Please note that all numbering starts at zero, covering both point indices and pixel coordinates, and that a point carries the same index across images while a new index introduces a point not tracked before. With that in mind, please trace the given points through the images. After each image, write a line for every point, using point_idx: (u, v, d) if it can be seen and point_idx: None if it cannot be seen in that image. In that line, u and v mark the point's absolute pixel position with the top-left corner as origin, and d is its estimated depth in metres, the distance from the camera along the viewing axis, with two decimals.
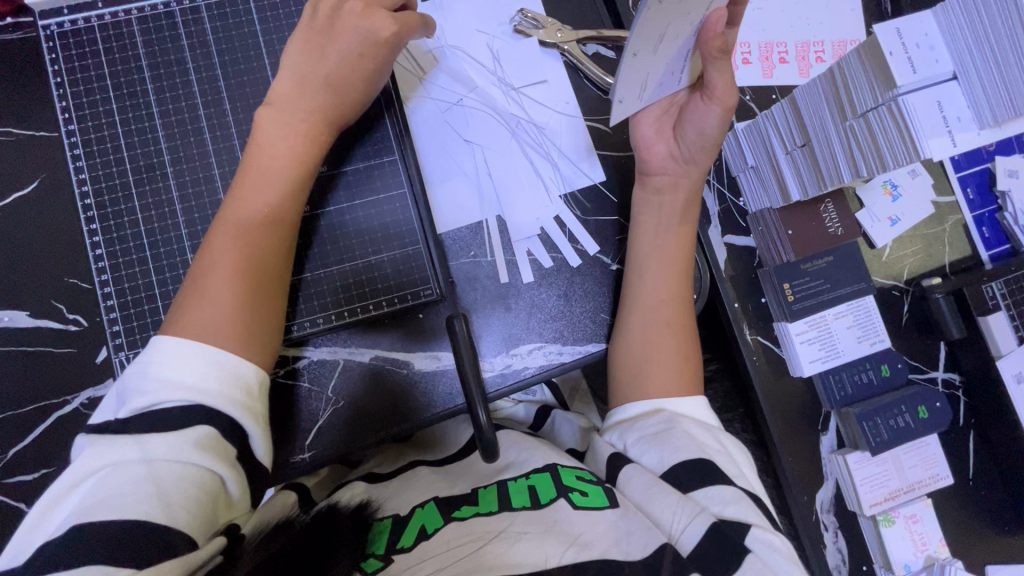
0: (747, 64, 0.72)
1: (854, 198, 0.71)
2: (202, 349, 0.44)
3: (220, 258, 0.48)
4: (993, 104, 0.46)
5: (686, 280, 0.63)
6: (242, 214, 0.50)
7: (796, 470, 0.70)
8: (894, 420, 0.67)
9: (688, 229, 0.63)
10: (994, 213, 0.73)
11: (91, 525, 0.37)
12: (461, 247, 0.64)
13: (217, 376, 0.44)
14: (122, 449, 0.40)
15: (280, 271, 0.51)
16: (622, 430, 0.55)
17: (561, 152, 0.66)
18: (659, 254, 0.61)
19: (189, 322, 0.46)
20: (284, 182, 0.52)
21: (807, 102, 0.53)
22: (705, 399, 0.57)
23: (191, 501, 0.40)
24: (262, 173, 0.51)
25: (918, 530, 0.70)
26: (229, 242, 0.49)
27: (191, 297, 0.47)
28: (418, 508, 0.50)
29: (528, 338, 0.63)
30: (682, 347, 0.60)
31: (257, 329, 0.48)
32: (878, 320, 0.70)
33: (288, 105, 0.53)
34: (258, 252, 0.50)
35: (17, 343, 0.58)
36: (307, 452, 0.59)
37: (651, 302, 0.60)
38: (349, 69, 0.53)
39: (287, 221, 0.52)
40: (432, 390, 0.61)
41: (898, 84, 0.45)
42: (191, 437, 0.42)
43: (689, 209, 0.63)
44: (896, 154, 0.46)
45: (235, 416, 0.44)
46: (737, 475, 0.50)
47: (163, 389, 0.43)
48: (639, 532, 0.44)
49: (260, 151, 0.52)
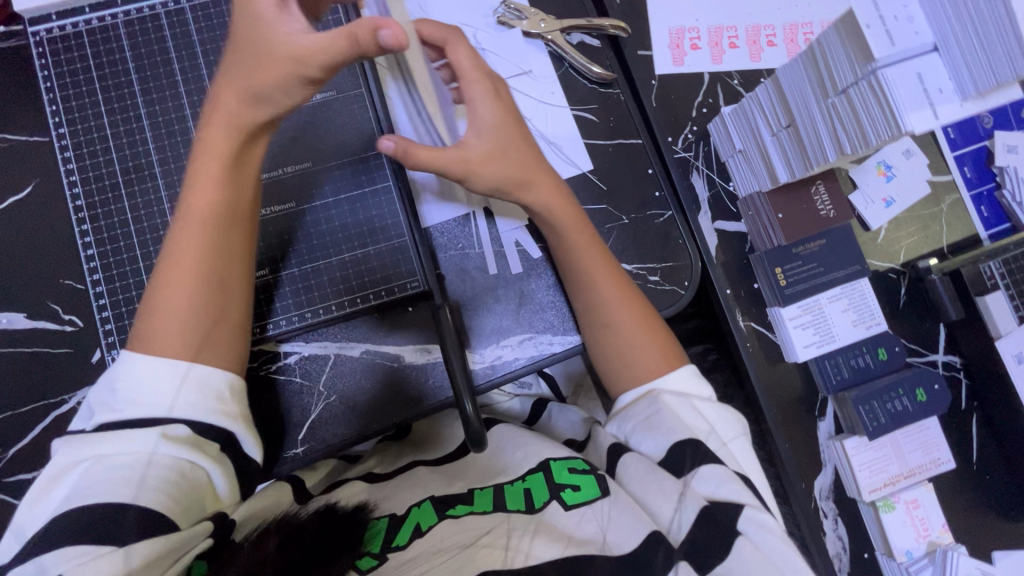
0: (733, 48, 0.71)
1: (848, 180, 0.69)
2: (162, 364, 0.44)
3: (167, 272, 0.47)
4: (976, 75, 0.44)
5: (620, 271, 0.59)
6: (187, 226, 0.47)
7: (795, 458, 0.68)
8: (891, 403, 0.66)
9: (590, 237, 0.59)
10: (992, 192, 0.71)
11: (68, 514, 0.37)
12: (448, 240, 0.65)
13: (183, 389, 0.44)
14: (99, 443, 0.41)
15: (232, 282, 0.49)
16: (620, 418, 0.55)
17: (564, 133, 0.66)
18: (577, 270, 0.57)
19: (147, 332, 0.46)
20: (222, 193, 0.48)
21: (789, 82, 0.53)
22: (694, 369, 0.56)
23: (171, 487, 0.41)
24: (197, 181, 0.48)
25: (918, 514, 0.68)
26: (178, 252, 0.47)
27: (148, 306, 0.47)
28: (414, 507, 0.50)
29: (517, 329, 0.63)
30: (647, 336, 0.57)
31: (215, 335, 0.48)
32: (874, 303, 0.68)
33: (215, 107, 0.47)
34: (206, 265, 0.47)
35: (13, 343, 0.60)
36: (300, 446, 0.59)
37: (597, 303, 0.57)
38: (276, 85, 0.44)
39: (233, 234, 0.49)
40: (423, 382, 0.62)
41: (878, 56, 0.43)
42: (162, 429, 0.42)
43: (582, 226, 0.59)
44: (879, 131, 0.45)
45: (207, 419, 0.44)
46: (729, 458, 0.49)
47: (132, 407, 0.43)
48: (625, 521, 0.44)
49: (196, 157, 0.48)
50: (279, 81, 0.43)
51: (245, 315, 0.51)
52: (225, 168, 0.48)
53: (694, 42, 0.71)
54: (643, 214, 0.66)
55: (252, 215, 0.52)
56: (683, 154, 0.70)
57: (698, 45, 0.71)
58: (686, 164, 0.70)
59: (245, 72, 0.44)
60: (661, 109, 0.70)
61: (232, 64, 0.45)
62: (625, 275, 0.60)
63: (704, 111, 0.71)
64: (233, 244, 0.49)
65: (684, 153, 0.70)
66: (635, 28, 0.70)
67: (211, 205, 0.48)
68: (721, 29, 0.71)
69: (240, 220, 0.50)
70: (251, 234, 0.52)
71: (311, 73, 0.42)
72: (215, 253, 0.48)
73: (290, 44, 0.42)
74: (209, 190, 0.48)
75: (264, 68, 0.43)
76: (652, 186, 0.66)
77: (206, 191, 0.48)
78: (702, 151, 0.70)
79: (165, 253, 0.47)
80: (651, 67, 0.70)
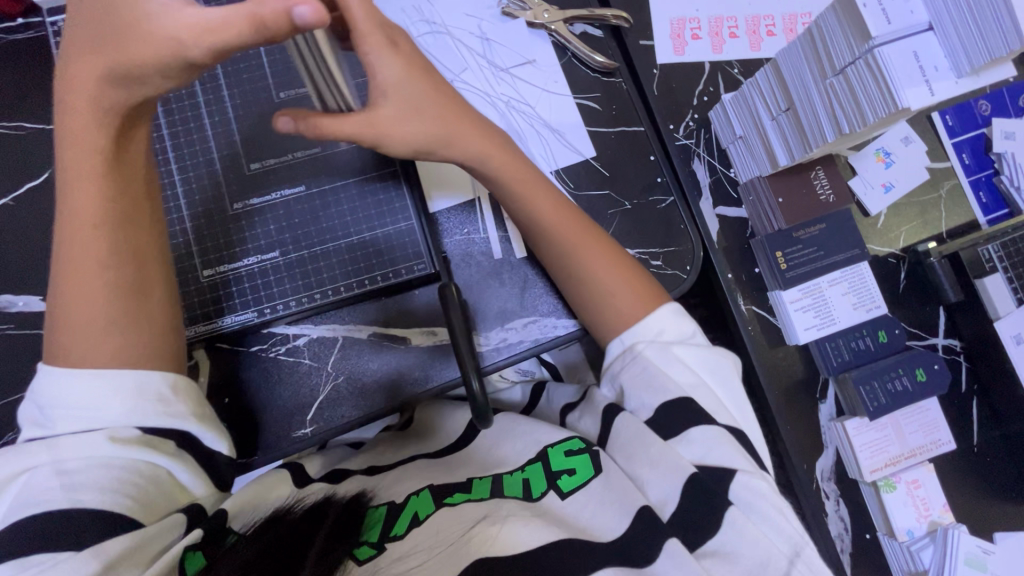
0: (733, 38, 0.73)
1: (847, 166, 0.71)
2: (82, 374, 0.43)
3: (69, 282, 0.46)
4: (970, 52, 0.45)
5: (591, 225, 0.60)
6: (76, 230, 0.46)
7: (796, 440, 0.69)
8: (892, 383, 0.67)
9: (554, 194, 0.59)
10: (991, 178, 0.72)
11: (24, 523, 0.37)
12: (454, 224, 0.66)
13: (108, 390, 0.43)
14: (40, 451, 0.40)
15: (143, 275, 0.49)
16: (610, 377, 0.55)
17: (567, 120, 0.67)
18: (554, 235, 0.57)
19: (65, 344, 0.45)
20: (105, 187, 0.47)
21: (789, 65, 0.54)
22: (675, 305, 0.57)
23: (131, 488, 0.41)
24: (77, 184, 0.46)
25: (920, 494, 0.68)
26: (74, 260, 0.46)
27: (59, 321, 0.46)
28: (413, 495, 0.50)
29: (522, 312, 0.64)
30: (636, 292, 0.57)
31: (134, 331, 0.47)
32: (875, 287, 0.69)
33: (71, 100, 0.45)
34: (109, 267, 0.47)
35: (29, 325, 0.61)
36: (309, 426, 0.60)
37: (576, 262, 0.58)
38: (157, 68, 0.41)
39: (124, 227, 0.48)
40: (431, 362, 0.63)
41: (873, 35, 0.45)
42: (108, 432, 0.42)
43: (538, 184, 0.59)
44: (876, 108, 0.46)
45: (151, 419, 0.44)
46: (718, 411, 0.50)
47: (62, 413, 0.42)
48: (615, 505, 0.45)
49: (68, 159, 0.46)
50: (162, 65, 0.41)
51: (165, 305, 0.50)
52: (99, 160, 0.47)
53: (694, 32, 0.72)
54: (645, 199, 0.67)
55: (145, 205, 0.51)
56: (684, 141, 0.71)
57: (699, 35, 0.72)
58: (688, 151, 0.71)
59: (105, 58, 0.42)
60: (662, 97, 0.71)
61: (86, 56, 0.43)
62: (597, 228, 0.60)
63: (705, 100, 0.72)
64: (131, 237, 0.48)
65: (685, 140, 0.71)
66: (637, 18, 0.72)
67: (95, 201, 0.47)
68: (721, 20, 0.72)
69: (131, 211, 0.49)
70: (149, 225, 0.51)
71: (198, 55, 0.39)
72: (124, 252, 0.48)
73: (173, 23, 0.39)
74: (88, 186, 0.47)
75: (138, 51, 0.40)
76: (653, 172, 0.67)
77: (86, 190, 0.46)
78: (703, 138, 0.71)
79: (60, 265, 0.46)
80: (653, 56, 0.72)
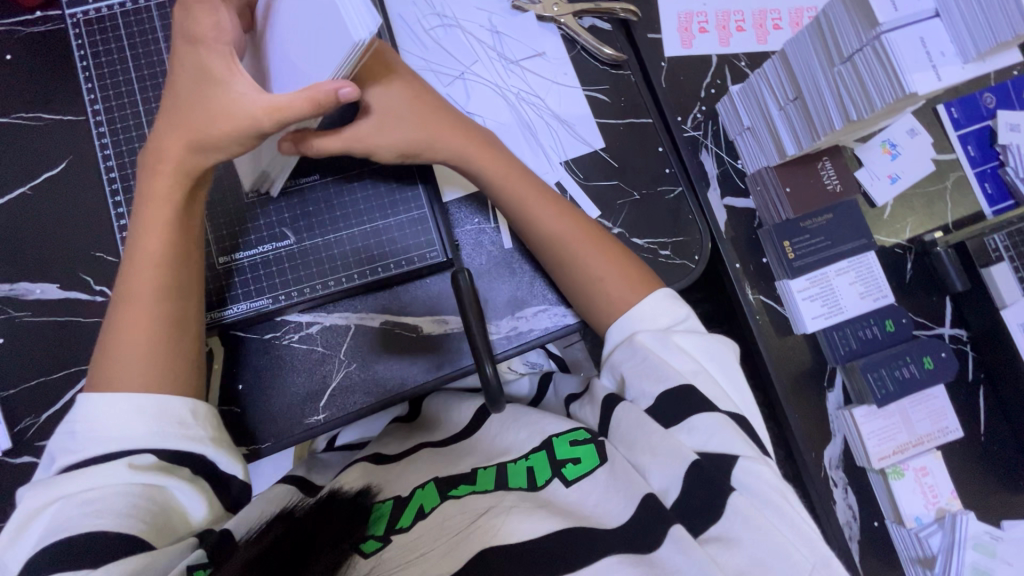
0: (740, 32, 0.74)
1: (852, 158, 0.72)
2: (123, 404, 0.44)
3: (127, 316, 0.48)
4: (976, 37, 0.46)
5: (579, 217, 0.61)
6: (144, 268, 0.49)
7: (804, 429, 0.70)
8: (899, 371, 0.68)
9: (540, 189, 0.61)
10: (996, 169, 0.73)
11: (48, 550, 0.38)
12: (466, 215, 0.67)
13: (142, 420, 0.44)
14: (66, 483, 0.41)
15: (190, 318, 0.50)
16: (610, 368, 0.55)
17: (576, 112, 0.68)
18: (544, 231, 0.59)
19: (109, 372, 0.46)
20: (171, 236, 0.50)
21: (796, 55, 0.55)
22: (667, 292, 0.58)
23: (145, 511, 0.41)
24: (147, 226, 0.49)
25: (928, 482, 0.69)
26: (134, 297, 0.48)
27: (107, 352, 0.47)
28: (419, 488, 0.51)
29: (532, 300, 0.65)
30: (632, 282, 0.58)
31: (176, 371, 0.48)
32: (881, 276, 0.70)
33: (158, 156, 0.48)
34: (162, 306, 0.49)
35: (45, 312, 0.62)
36: (321, 413, 0.61)
37: (565, 254, 0.59)
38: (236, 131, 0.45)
39: (185, 273, 0.51)
40: (443, 348, 0.64)
41: (880, 22, 0.46)
42: (128, 460, 0.42)
43: (526, 177, 0.60)
44: (883, 93, 0.47)
45: (172, 445, 0.44)
46: (721, 399, 0.50)
47: (91, 443, 0.43)
48: (619, 492, 0.45)
49: (144, 205, 0.50)
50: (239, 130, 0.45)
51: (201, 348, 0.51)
52: (177, 210, 0.50)
53: (702, 26, 0.73)
54: (654, 190, 0.67)
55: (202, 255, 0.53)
56: (692, 132, 0.72)
57: (706, 28, 0.73)
58: (695, 142, 0.72)
59: (201, 120, 0.46)
60: (670, 89, 0.72)
61: (181, 116, 0.47)
62: (585, 219, 0.62)
63: (712, 92, 0.73)
64: (185, 282, 0.50)
65: (693, 132, 0.72)
66: (645, 11, 0.73)
67: (163, 246, 0.49)
68: (728, 14, 0.73)
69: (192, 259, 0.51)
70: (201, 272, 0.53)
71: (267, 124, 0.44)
72: (177, 292, 0.50)
73: (249, 106, 0.44)
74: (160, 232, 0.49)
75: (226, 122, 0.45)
76: (662, 163, 0.68)
77: (158, 234, 0.49)
78: (711, 130, 0.72)
79: (120, 297, 0.49)
80: (661, 49, 0.73)
